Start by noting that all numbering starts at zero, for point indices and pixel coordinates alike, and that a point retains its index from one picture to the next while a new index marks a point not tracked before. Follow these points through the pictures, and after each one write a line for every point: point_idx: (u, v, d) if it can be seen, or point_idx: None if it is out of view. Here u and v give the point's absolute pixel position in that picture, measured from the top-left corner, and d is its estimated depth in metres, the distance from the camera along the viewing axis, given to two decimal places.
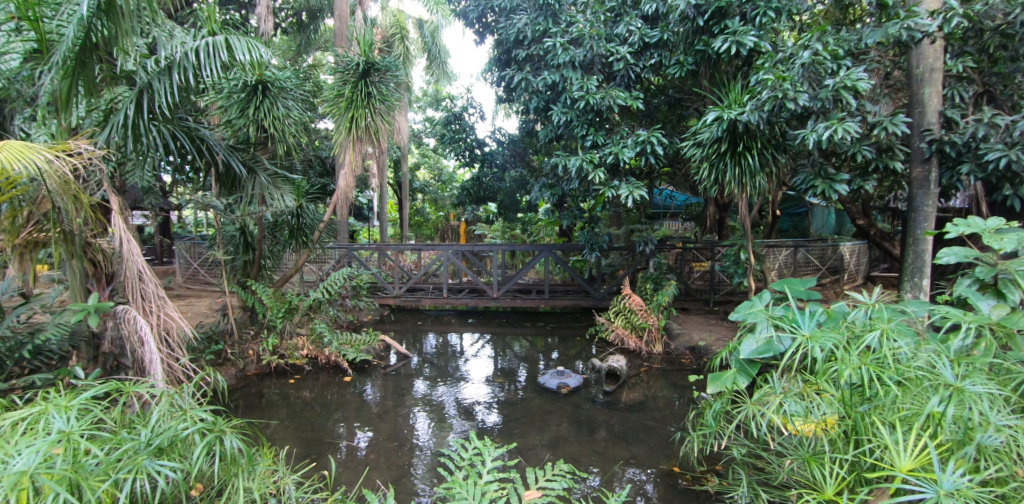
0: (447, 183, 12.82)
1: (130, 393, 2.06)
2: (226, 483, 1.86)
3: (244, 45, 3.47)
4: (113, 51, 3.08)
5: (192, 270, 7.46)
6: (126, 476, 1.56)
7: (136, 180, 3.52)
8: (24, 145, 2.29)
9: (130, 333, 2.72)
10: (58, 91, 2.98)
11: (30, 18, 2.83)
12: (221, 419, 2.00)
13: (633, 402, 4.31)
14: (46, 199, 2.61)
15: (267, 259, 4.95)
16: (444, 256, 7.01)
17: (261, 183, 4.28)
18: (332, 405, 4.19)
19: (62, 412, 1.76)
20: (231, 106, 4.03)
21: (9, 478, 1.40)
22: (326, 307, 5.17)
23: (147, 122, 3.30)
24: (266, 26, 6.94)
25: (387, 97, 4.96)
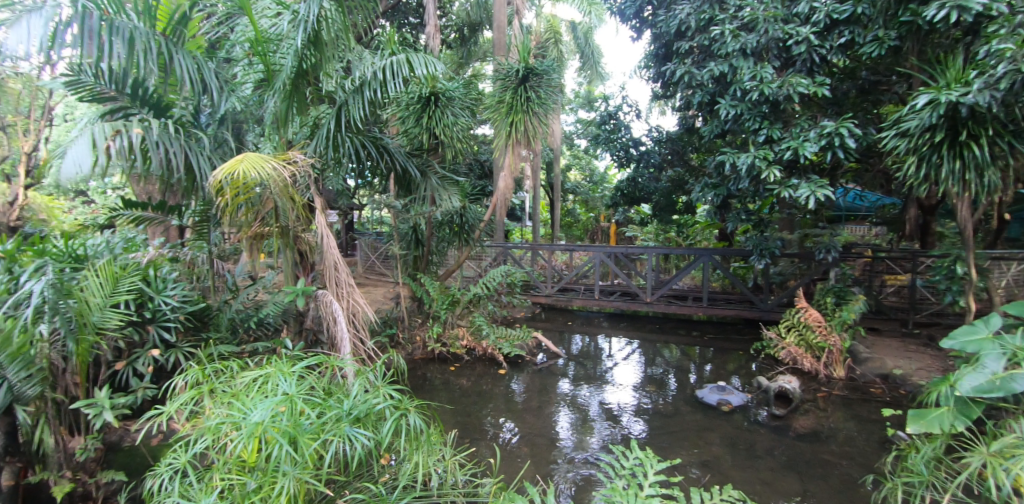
0: (598, 184, 12.75)
1: (333, 365, 2.36)
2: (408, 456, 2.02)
3: (422, 61, 3.82)
4: (318, 76, 3.61)
5: (371, 262, 8.49)
6: (331, 438, 1.77)
7: (335, 184, 4.11)
8: (259, 157, 2.84)
9: (326, 314, 3.17)
10: (279, 111, 3.55)
11: (261, 53, 3.47)
12: (405, 398, 2.17)
13: (805, 431, 3.80)
14: (269, 201, 3.09)
15: (434, 255, 5.40)
16: (596, 258, 6.93)
17: (433, 185, 4.68)
18: (486, 395, 4.42)
19: (285, 376, 2.07)
20: (408, 117, 4.47)
21: (248, 427, 1.68)
22: (484, 301, 5.49)
23: (343, 135, 3.83)
24: (434, 42, 7.54)
25: (546, 100, 5.07)
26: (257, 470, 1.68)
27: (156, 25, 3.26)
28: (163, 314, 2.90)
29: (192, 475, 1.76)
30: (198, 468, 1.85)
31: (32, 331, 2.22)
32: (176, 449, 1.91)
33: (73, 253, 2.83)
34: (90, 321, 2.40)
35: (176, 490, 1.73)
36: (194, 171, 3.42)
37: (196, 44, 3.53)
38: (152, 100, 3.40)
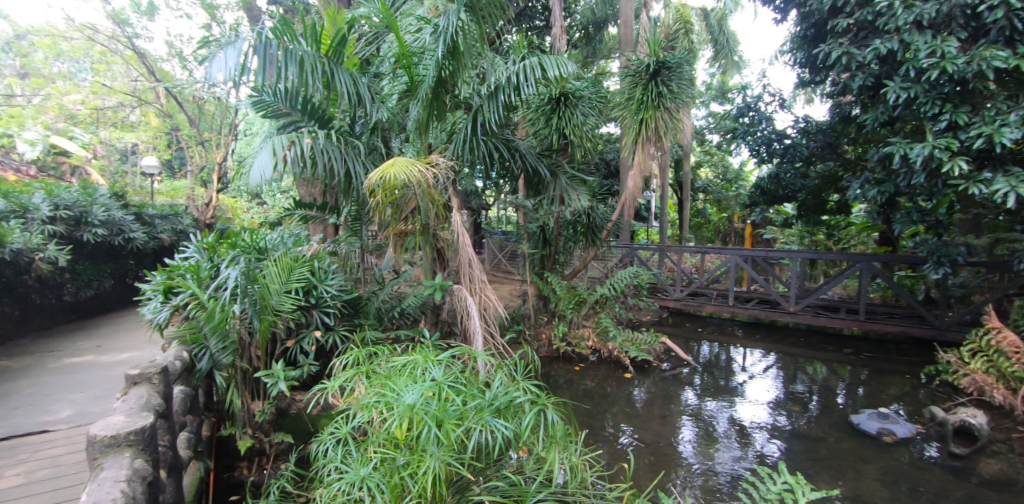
0: (732, 182, 11.89)
1: (475, 357, 2.43)
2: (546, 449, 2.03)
3: (554, 62, 3.86)
4: (456, 84, 3.85)
5: (498, 260, 8.85)
6: (474, 427, 1.84)
7: (469, 185, 4.35)
8: (407, 161, 3.10)
9: (461, 308, 3.39)
10: (421, 118, 3.84)
11: (406, 66, 3.80)
12: (543, 394, 2.17)
13: (995, 476, 3.17)
14: (413, 202, 3.33)
15: (561, 255, 5.47)
16: (730, 261, 6.46)
17: (563, 184, 4.74)
18: (609, 398, 4.37)
19: (432, 363, 2.20)
20: (539, 118, 4.71)
21: (401, 408, 1.82)
22: (610, 303, 5.45)
23: (479, 138, 4.04)
24: (560, 43, 7.59)
25: (679, 94, 4.87)
26: (407, 447, 1.83)
27: (321, 48, 3.72)
28: (325, 300, 3.29)
29: (351, 444, 1.97)
30: (356, 439, 2.07)
31: (228, 310, 2.65)
32: (338, 420, 2.15)
33: (257, 246, 3.32)
34: (270, 303, 2.78)
35: (339, 456, 1.96)
36: (349, 175, 3.84)
37: (353, 62, 3.95)
38: (316, 114, 3.90)
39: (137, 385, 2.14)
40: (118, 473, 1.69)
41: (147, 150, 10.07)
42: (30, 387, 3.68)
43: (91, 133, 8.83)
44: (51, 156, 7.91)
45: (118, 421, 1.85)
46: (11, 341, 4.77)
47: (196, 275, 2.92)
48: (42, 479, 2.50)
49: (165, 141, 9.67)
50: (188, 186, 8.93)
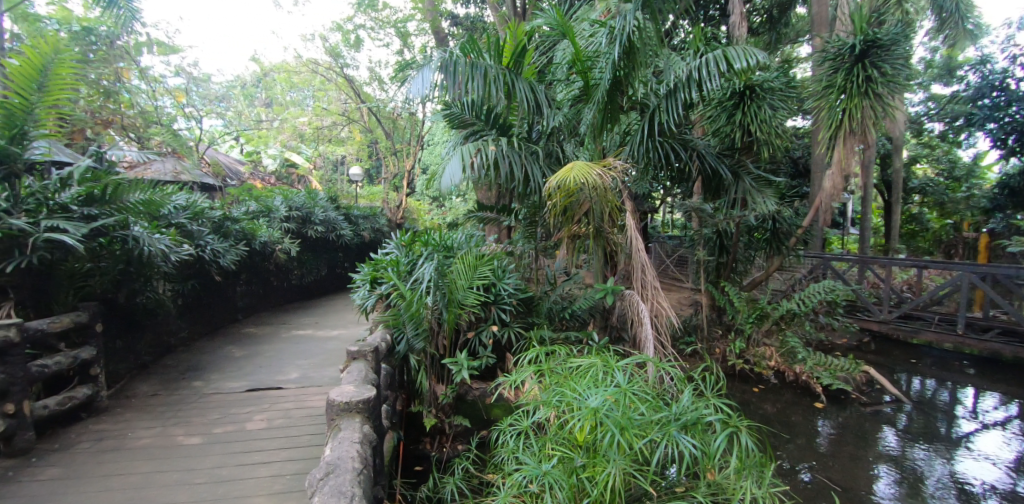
0: (963, 181, 9.73)
1: (657, 367, 2.33)
2: (736, 476, 1.86)
3: (741, 53, 3.59)
4: (631, 85, 3.78)
5: (664, 266, 8.50)
6: (660, 440, 1.77)
7: (642, 189, 4.25)
8: (586, 165, 3.15)
9: (633, 314, 3.34)
10: (595, 122, 3.84)
11: (582, 70, 3.85)
12: (736, 415, 1.99)
13: None
14: (587, 205, 3.35)
15: (739, 263, 5.05)
16: (961, 279, 5.25)
17: (746, 186, 4.36)
18: (793, 430, 3.96)
19: (613, 369, 2.17)
20: (720, 115, 4.46)
21: (585, 410, 1.82)
22: (800, 320, 4.87)
23: (655, 140, 3.93)
24: (739, 31, 6.97)
25: (895, 77, 4.16)
26: (585, 449, 1.85)
27: (503, 60, 3.96)
28: (503, 298, 3.50)
29: (532, 438, 2.06)
30: (535, 433, 2.15)
31: (422, 301, 2.95)
32: (518, 413, 2.26)
33: (445, 244, 3.66)
34: (456, 298, 3.05)
35: (519, 448, 2.07)
36: (527, 180, 4.02)
37: (531, 70, 4.11)
38: (497, 122, 4.18)
39: (356, 360, 2.54)
40: (353, 435, 1.98)
41: (352, 161, 11.84)
42: (270, 352, 4.58)
43: (313, 148, 10.68)
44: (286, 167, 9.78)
45: (350, 390, 2.20)
46: (258, 315, 5.99)
47: (397, 268, 3.33)
48: (278, 426, 3.08)
49: (366, 152, 11.26)
50: (382, 191, 10.28)
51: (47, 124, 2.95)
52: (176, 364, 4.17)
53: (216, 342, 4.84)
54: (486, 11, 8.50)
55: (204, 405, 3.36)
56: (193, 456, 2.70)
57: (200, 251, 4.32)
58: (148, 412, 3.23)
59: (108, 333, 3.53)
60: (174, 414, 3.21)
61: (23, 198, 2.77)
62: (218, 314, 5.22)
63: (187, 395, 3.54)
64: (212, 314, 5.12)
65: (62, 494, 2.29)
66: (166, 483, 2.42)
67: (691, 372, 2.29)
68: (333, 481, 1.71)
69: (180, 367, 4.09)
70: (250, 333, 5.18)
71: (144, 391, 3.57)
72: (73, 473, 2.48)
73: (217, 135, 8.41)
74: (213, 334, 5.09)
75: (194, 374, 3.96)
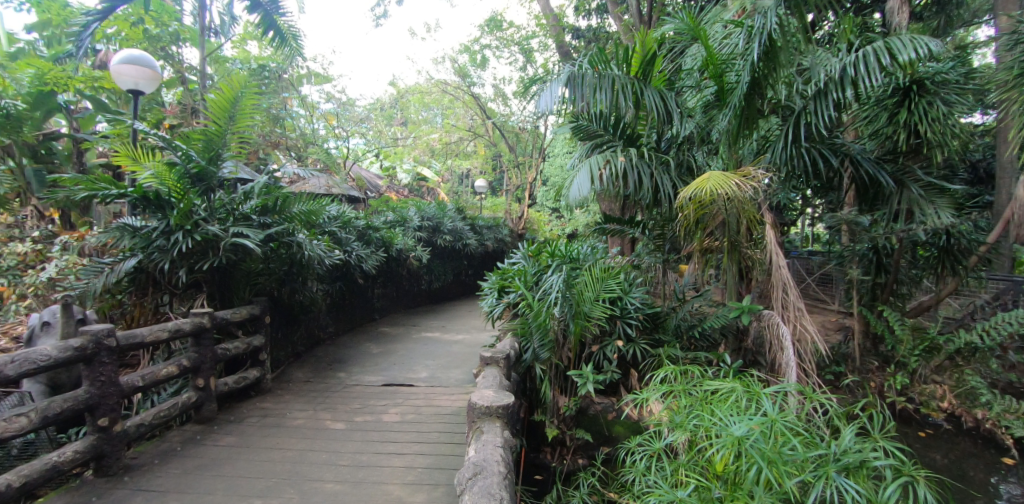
0: None
1: (808, 398, 2.08)
2: None
3: (907, 42, 3.18)
4: (771, 86, 3.48)
5: (804, 284, 7.67)
6: (817, 481, 1.57)
7: (783, 199, 3.89)
8: (722, 176, 2.95)
9: (772, 337, 3.05)
10: (731, 128, 3.59)
11: (717, 75, 3.64)
12: (912, 462, 1.70)
13: None
14: (722, 217, 3.13)
15: (903, 285, 4.39)
16: None
17: (913, 196, 3.83)
18: (970, 487, 3.37)
19: (757, 396, 1.98)
20: (880, 114, 3.96)
21: (727, 437, 1.69)
22: (985, 356, 4.07)
23: (801, 146, 3.57)
24: (900, 18, 6.11)
25: None
26: (723, 480, 1.72)
27: (631, 70, 3.90)
28: (628, 312, 3.42)
29: (663, 461, 1.96)
30: (666, 456, 2.05)
31: (549, 312, 2.97)
32: (647, 434, 2.17)
33: (570, 255, 3.68)
34: (583, 309, 3.04)
35: (648, 470, 1.98)
36: (655, 191, 3.89)
37: (661, 78, 3.98)
38: (624, 133, 4.09)
39: (489, 366, 2.65)
40: (495, 439, 2.06)
41: (477, 174, 12.41)
42: (402, 350, 4.95)
43: (443, 162, 11.40)
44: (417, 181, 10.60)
45: (490, 395, 2.29)
46: (392, 316, 6.52)
47: (524, 277, 3.42)
48: (409, 420, 3.30)
49: (490, 165, 11.76)
50: (505, 202, 10.65)
51: (234, 147, 3.53)
52: (324, 355, 4.68)
53: (356, 338, 5.35)
54: (609, 20, 8.46)
55: (346, 395, 3.73)
56: (338, 439, 3.00)
57: (347, 256, 4.82)
58: (302, 396, 3.67)
59: (273, 325, 4.07)
60: (323, 400, 3.60)
61: (217, 209, 3.29)
62: (359, 313, 5.77)
63: (332, 384, 3.95)
64: (354, 313, 5.68)
65: (236, 460, 2.68)
66: (316, 461, 2.72)
67: (851, 408, 2.01)
68: (482, 481, 1.77)
69: (327, 359, 4.58)
70: (385, 332, 5.65)
71: (299, 377, 4.06)
72: (245, 443, 2.89)
73: (361, 153, 9.35)
74: (354, 331, 5.63)
75: (339, 366, 4.42)
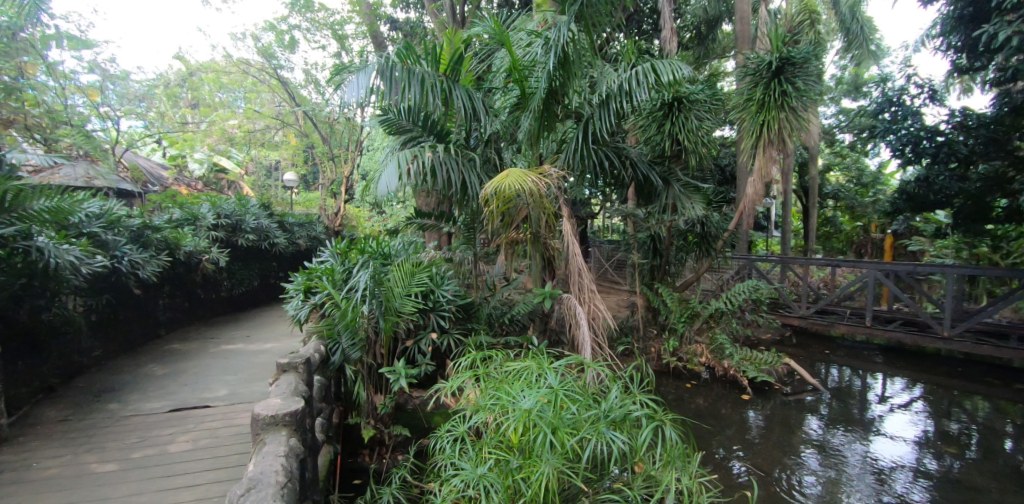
0: (869, 187, 10.63)
1: (588, 366, 2.39)
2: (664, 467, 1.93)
3: (667, 66, 3.81)
4: (567, 94, 3.87)
5: (602, 270, 8.74)
6: (590, 437, 1.83)
7: (579, 195, 4.36)
8: (521, 172, 3.17)
9: (571, 317, 3.40)
10: (532, 129, 3.89)
11: (519, 80, 3.90)
12: (662, 409, 2.09)
13: None
14: (526, 211, 3.39)
15: (671, 266, 5.28)
16: (868, 276, 5.82)
17: (675, 192, 4.62)
18: (721, 421, 4.19)
19: (546, 371, 2.20)
20: (650, 125, 4.63)
21: (518, 411, 1.85)
22: (727, 318, 5.12)
23: (590, 147, 4.03)
24: (670, 46, 7.28)
25: (806, 91, 4.54)
26: (520, 451, 1.87)
27: (440, 68, 3.96)
28: (441, 304, 3.52)
29: (468, 443, 2.07)
30: (471, 438, 2.16)
31: (358, 310, 2.90)
32: (456, 419, 2.26)
33: (382, 252, 3.64)
34: (394, 305, 3.05)
35: (455, 453, 2.06)
36: (465, 186, 4.04)
37: (469, 78, 4.13)
38: (435, 129, 4.11)
39: (287, 373, 2.47)
40: (277, 448, 1.93)
41: (287, 166, 11.35)
42: (197, 368, 4.31)
43: (245, 153, 10.16)
44: (214, 173, 9.29)
45: (276, 404, 2.14)
46: (183, 329, 5.63)
47: (332, 276, 3.26)
48: (204, 446, 2.91)
49: (302, 158, 10.85)
50: (320, 197, 9.94)
51: None
52: (87, 385, 3.84)
53: (135, 359, 4.50)
54: (426, 17, 8.46)
55: (120, 429, 3.12)
56: (107, 484, 2.50)
57: (115, 262, 4.02)
58: (55, 440, 2.97)
59: (6, 355, 3.20)
60: (86, 440, 2.97)
61: None
62: (136, 330, 4.85)
63: (100, 419, 3.27)
64: (130, 330, 4.76)
65: None
66: None
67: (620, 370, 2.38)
68: (253, 496, 1.67)
69: (92, 389, 3.77)
70: (174, 349, 4.86)
71: (50, 417, 3.27)
72: None
73: (135, 138, 7.82)
74: (130, 351, 4.72)
75: (110, 396, 3.67)
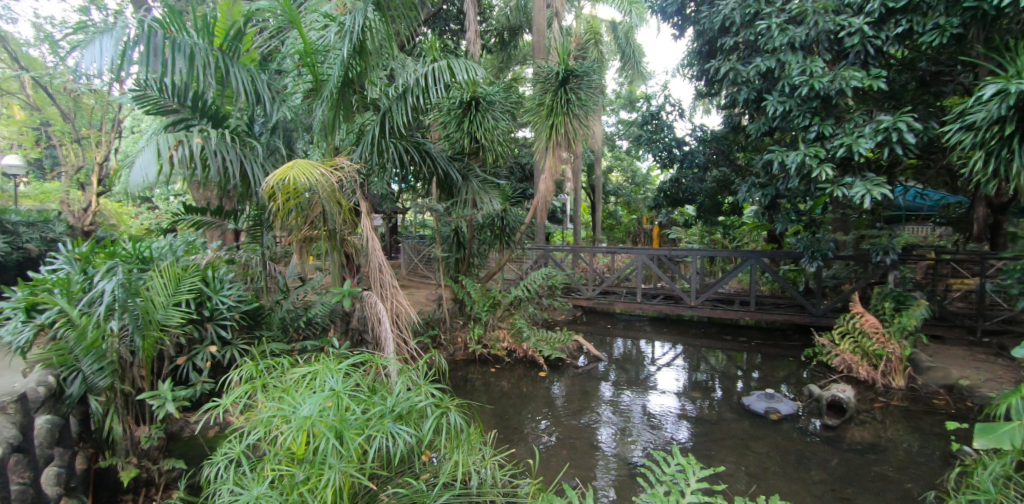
0: (640, 186, 12.60)
1: (378, 363, 2.36)
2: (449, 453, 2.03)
3: (462, 66, 3.91)
4: (363, 85, 3.71)
5: (414, 265, 8.70)
6: (375, 434, 1.80)
7: (380, 189, 4.25)
8: (308, 162, 2.92)
9: (372, 314, 3.30)
10: (327, 119, 3.65)
11: (310, 64, 3.60)
12: (447, 396, 2.19)
13: (861, 444, 3.68)
14: (318, 205, 3.18)
15: (475, 258, 5.51)
16: (639, 260, 6.88)
17: (474, 188, 4.82)
18: (525, 397, 4.52)
19: (332, 373, 2.10)
20: (450, 122, 4.69)
21: (297, 420, 1.73)
22: (525, 304, 5.55)
23: (387, 141, 3.93)
24: (474, 48, 7.50)
25: (585, 102, 5.11)
26: (306, 462, 1.74)
27: (214, 41, 3.42)
28: (220, 312, 3.12)
29: (246, 464, 1.85)
30: (251, 457, 1.94)
31: (102, 327, 2.42)
32: (232, 439, 2.00)
33: (140, 256, 3.07)
34: (155, 318, 2.63)
35: (231, 479, 1.82)
36: (248, 178, 3.64)
37: (251, 57, 3.68)
38: (210, 111, 3.55)
39: None
40: None
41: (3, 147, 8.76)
42: None
43: None
44: None
45: None
46: None
47: (66, 289, 2.63)
48: None
49: (28, 138, 8.50)
50: (58, 189, 7.92)
51: None
52: None
53: None
54: None
55: None
56: None
57: None
58: None
59: None
60: None
61: None
62: None
63: None
64: None
65: None
66: None
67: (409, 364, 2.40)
68: None
69: None
70: None
71: None
72: None
73: None
74: None
75: None
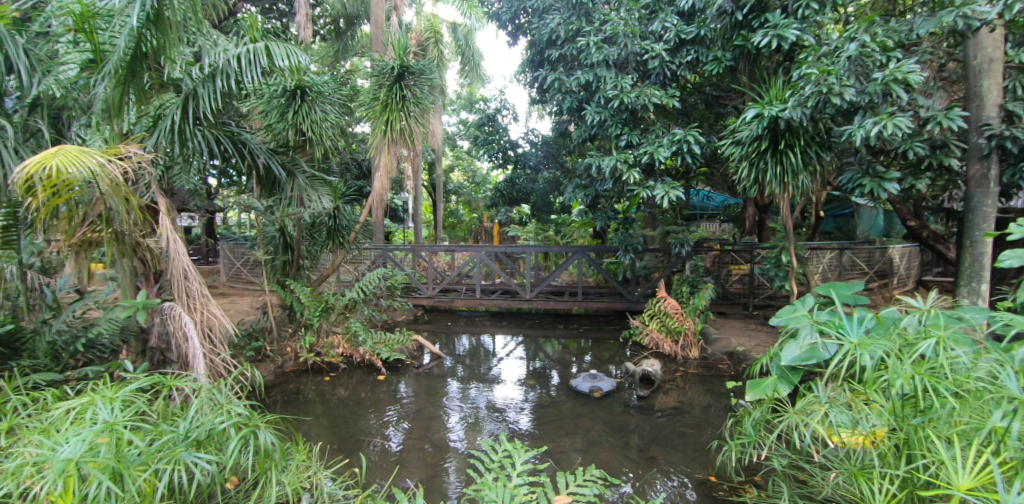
0: (481, 185, 12.98)
1: (170, 386, 2.09)
2: (259, 476, 1.91)
3: (282, 51, 3.60)
4: (161, 62, 3.18)
5: (235, 270, 7.79)
6: (165, 466, 1.60)
7: (183, 185, 3.70)
8: (79, 149, 2.39)
9: (175, 329, 2.87)
10: (112, 98, 3.07)
11: (86, 30, 2.96)
12: (256, 414, 2.05)
13: (668, 408, 4.29)
14: (100, 201, 2.67)
15: (305, 259, 5.15)
16: (478, 258, 7.08)
17: (300, 185, 4.48)
18: (365, 403, 4.36)
19: (107, 403, 1.81)
20: (271, 111, 4.27)
21: (58, 463, 1.46)
22: (361, 306, 5.36)
23: (192, 127, 3.42)
24: (305, 33, 6.97)
25: (420, 100, 5.05)
26: None
27: None
28: None
29: None
30: None
31: None
32: None
33: None
34: None
35: None
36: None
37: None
38: None
39: None
40: None
41: None
42: None
43: None
44: None
45: None
46: None
47: None
48: None
49: None
50: None
51: None
52: None
53: None
54: None
55: None
56: None
57: None
58: None
59: None
60: None
61: None
62: None
63: None
64: None
65: None
66: None
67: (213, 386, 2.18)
68: None
69: None
70: None
71: None
72: None
73: None
74: None
75: None
